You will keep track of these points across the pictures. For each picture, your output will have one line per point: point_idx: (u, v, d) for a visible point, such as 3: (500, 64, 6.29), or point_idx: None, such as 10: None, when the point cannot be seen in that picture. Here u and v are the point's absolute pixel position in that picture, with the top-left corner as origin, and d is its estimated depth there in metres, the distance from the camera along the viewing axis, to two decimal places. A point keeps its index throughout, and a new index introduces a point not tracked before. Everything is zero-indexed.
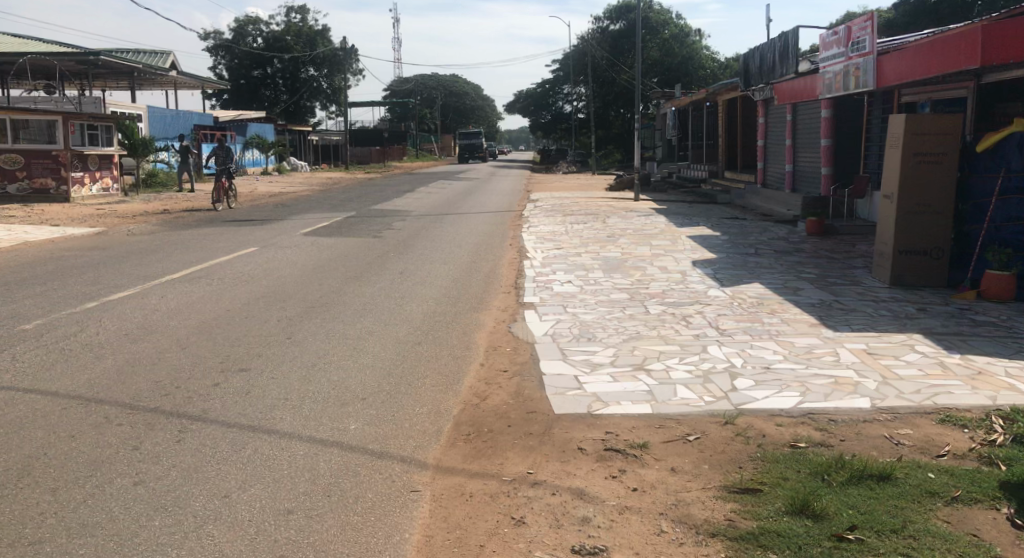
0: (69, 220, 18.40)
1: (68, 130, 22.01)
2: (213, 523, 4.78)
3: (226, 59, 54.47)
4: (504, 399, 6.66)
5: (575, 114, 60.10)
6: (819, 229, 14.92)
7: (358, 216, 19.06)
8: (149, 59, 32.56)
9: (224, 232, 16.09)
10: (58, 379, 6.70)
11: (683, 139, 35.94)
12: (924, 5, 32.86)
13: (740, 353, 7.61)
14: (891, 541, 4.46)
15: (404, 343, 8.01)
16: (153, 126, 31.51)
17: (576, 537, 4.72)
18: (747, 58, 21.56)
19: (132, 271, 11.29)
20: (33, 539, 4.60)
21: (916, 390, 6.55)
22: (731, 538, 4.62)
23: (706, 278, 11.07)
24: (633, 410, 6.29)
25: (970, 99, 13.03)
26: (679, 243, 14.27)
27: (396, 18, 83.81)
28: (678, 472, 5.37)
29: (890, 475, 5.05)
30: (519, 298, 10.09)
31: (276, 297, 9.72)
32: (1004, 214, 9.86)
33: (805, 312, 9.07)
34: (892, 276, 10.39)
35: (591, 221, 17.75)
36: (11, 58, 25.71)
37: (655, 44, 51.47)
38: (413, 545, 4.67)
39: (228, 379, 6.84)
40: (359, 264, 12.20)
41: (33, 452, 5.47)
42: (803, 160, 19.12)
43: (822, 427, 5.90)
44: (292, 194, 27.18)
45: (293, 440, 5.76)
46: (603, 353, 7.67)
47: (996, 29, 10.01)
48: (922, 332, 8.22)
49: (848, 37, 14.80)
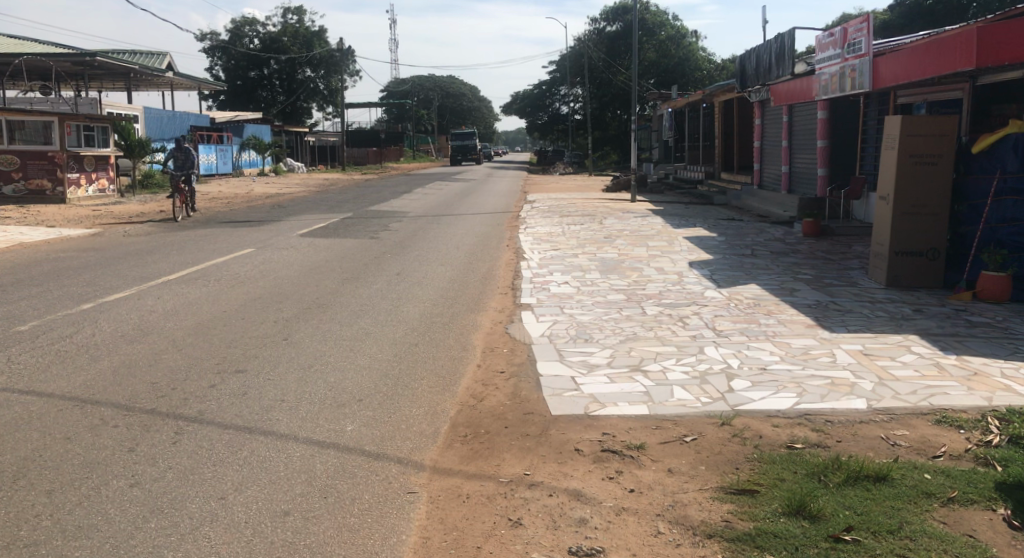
0: (67, 221, 18.48)
1: (64, 130, 22.00)
2: (209, 524, 4.78)
3: (223, 60, 54.43)
4: (501, 400, 6.67)
5: (572, 115, 60.25)
6: (816, 230, 14.95)
7: (356, 217, 19.14)
8: (146, 60, 32.56)
9: (222, 233, 16.16)
10: (54, 380, 6.70)
11: (680, 140, 36.11)
12: (919, 7, 33.03)
13: (737, 353, 7.64)
14: (888, 541, 4.47)
15: (401, 344, 8.03)
16: (149, 127, 31.47)
17: (573, 538, 4.73)
18: (743, 59, 21.67)
19: (129, 272, 11.31)
20: (28, 542, 4.59)
21: (912, 390, 6.57)
22: (728, 539, 4.63)
23: (703, 279, 11.14)
24: (630, 411, 6.30)
25: (965, 100, 13.07)
26: (676, 244, 14.35)
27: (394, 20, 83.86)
28: (675, 473, 5.38)
29: (886, 475, 5.06)
30: (517, 299, 10.14)
31: (273, 299, 9.71)
32: (1000, 216, 9.89)
33: (802, 313, 9.11)
34: (888, 277, 10.44)
35: (588, 222, 17.82)
36: (7, 59, 25.71)
37: (650, 46, 51.52)
38: (410, 546, 4.68)
39: (226, 379, 6.84)
40: (357, 265, 12.25)
41: (29, 453, 5.47)
42: (799, 160, 19.22)
43: (819, 428, 5.92)
44: (290, 195, 27.29)
45: (290, 441, 5.76)
46: (601, 354, 7.69)
47: (991, 30, 10.04)
48: (918, 332, 8.25)
49: (843, 38, 14.86)
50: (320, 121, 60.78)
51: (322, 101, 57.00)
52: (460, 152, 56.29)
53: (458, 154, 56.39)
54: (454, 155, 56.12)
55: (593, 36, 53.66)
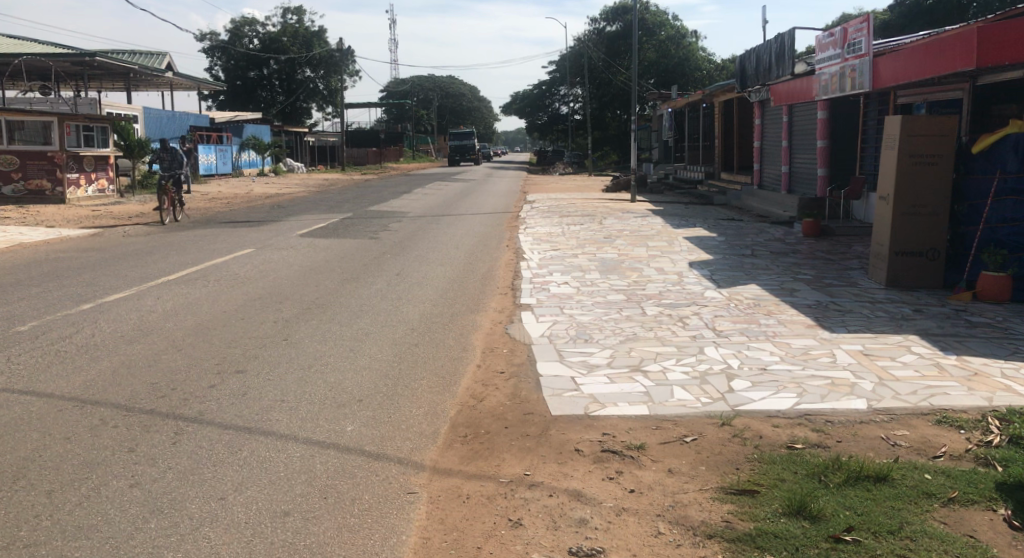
0: (66, 221, 18.49)
1: (64, 131, 21.99)
2: (209, 525, 4.78)
3: (222, 60, 54.41)
4: (501, 400, 6.66)
5: (572, 116, 60.28)
6: (816, 230, 14.95)
7: (356, 217, 19.14)
8: (145, 60, 32.56)
9: (222, 233, 16.17)
10: (53, 381, 6.69)
11: (680, 140, 36.13)
12: (919, 8, 33.04)
13: (737, 353, 7.64)
14: (888, 542, 4.46)
15: (401, 344, 8.02)
16: (149, 127, 31.46)
17: (573, 539, 4.72)
18: (743, 60, 21.68)
19: (129, 272, 11.31)
20: (28, 542, 4.59)
21: (912, 391, 6.56)
22: (729, 539, 4.63)
23: (703, 279, 11.14)
24: (630, 411, 6.30)
25: (965, 101, 13.08)
26: (676, 244, 14.36)
27: (393, 21, 83.84)
28: (675, 474, 5.37)
29: (887, 476, 5.06)
30: (517, 299, 10.14)
31: (272, 299, 9.71)
32: (1000, 216, 9.89)
33: (802, 313, 9.11)
34: (888, 277, 10.44)
35: (588, 222, 17.82)
36: (7, 59, 25.70)
37: (650, 46, 51.51)
38: (410, 546, 4.68)
39: (225, 380, 6.84)
40: (357, 265, 12.25)
41: (29, 453, 5.47)
42: (798, 160, 19.23)
43: (819, 428, 5.91)
44: (289, 196, 27.31)
45: (290, 442, 5.76)
46: (601, 354, 7.69)
47: (991, 31, 10.04)
48: (918, 332, 8.25)
49: (843, 38, 14.85)
50: (320, 122, 60.82)
51: (321, 101, 56.99)
52: (457, 153, 55.53)
53: (457, 154, 55.72)
54: (452, 156, 55.35)
55: (593, 36, 53.66)
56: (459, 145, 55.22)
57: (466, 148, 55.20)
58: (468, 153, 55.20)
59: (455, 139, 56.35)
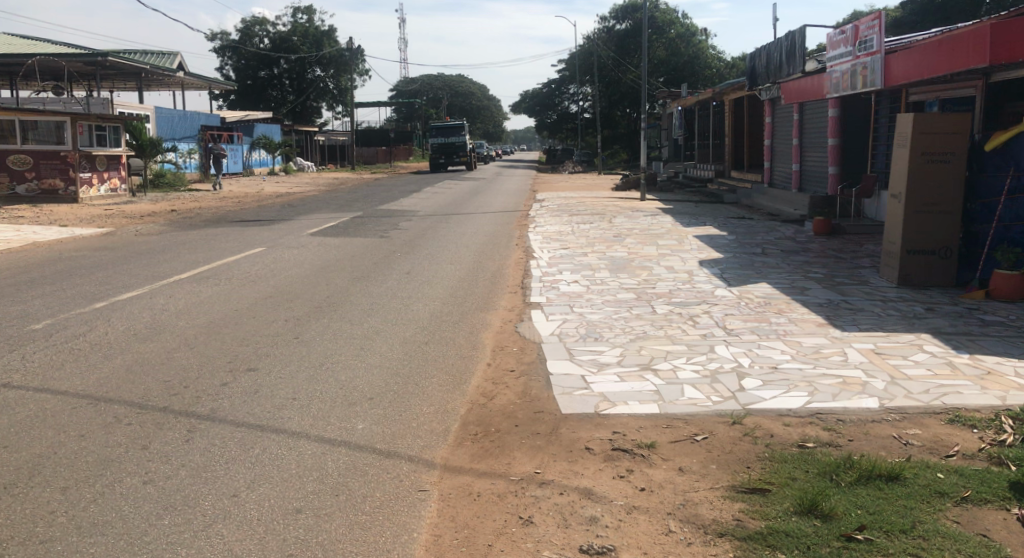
0: (78, 221, 18.44)
1: (76, 130, 21.95)
2: (223, 522, 4.79)
3: (232, 59, 54.67)
4: (511, 399, 6.64)
5: (581, 114, 60.30)
6: (827, 228, 14.93)
7: (364, 216, 19.10)
8: (156, 60, 32.71)
9: (232, 232, 16.10)
10: (67, 378, 6.72)
11: (689, 138, 36.00)
12: (932, 4, 32.87)
13: (748, 353, 7.59)
14: (902, 541, 4.45)
15: (411, 343, 8.00)
16: (159, 127, 31.52)
17: (584, 538, 4.71)
18: (754, 58, 21.57)
19: (140, 272, 11.28)
20: (44, 538, 4.61)
21: (924, 390, 6.53)
22: (740, 538, 4.62)
23: (713, 278, 11.07)
24: (641, 410, 6.28)
25: (977, 99, 13.01)
26: (686, 243, 14.27)
27: (401, 25, 83.84)
28: (686, 473, 5.37)
29: (899, 475, 5.04)
30: (526, 298, 10.08)
31: (283, 299, 9.68)
32: (1014, 214, 10.00)
33: (813, 312, 9.03)
34: (900, 275, 10.36)
35: (597, 221, 17.83)
36: (22, 60, 25.93)
37: (661, 44, 51.90)
38: (422, 545, 4.67)
39: (238, 378, 6.85)
40: (367, 265, 12.19)
41: (43, 452, 5.48)
42: (810, 159, 19.08)
43: (830, 427, 5.89)
44: (300, 195, 27.35)
45: (303, 440, 5.76)
46: (610, 354, 7.66)
47: (1005, 28, 9.98)
48: (931, 332, 8.19)
49: (854, 36, 14.74)
50: (329, 120, 61.06)
51: (331, 101, 57.16)
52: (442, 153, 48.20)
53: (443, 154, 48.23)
54: (434, 155, 48.32)
55: (603, 35, 53.68)
56: (442, 144, 48.09)
57: (454, 146, 48.16)
58: (455, 153, 48.12)
59: (439, 134, 48.52)
